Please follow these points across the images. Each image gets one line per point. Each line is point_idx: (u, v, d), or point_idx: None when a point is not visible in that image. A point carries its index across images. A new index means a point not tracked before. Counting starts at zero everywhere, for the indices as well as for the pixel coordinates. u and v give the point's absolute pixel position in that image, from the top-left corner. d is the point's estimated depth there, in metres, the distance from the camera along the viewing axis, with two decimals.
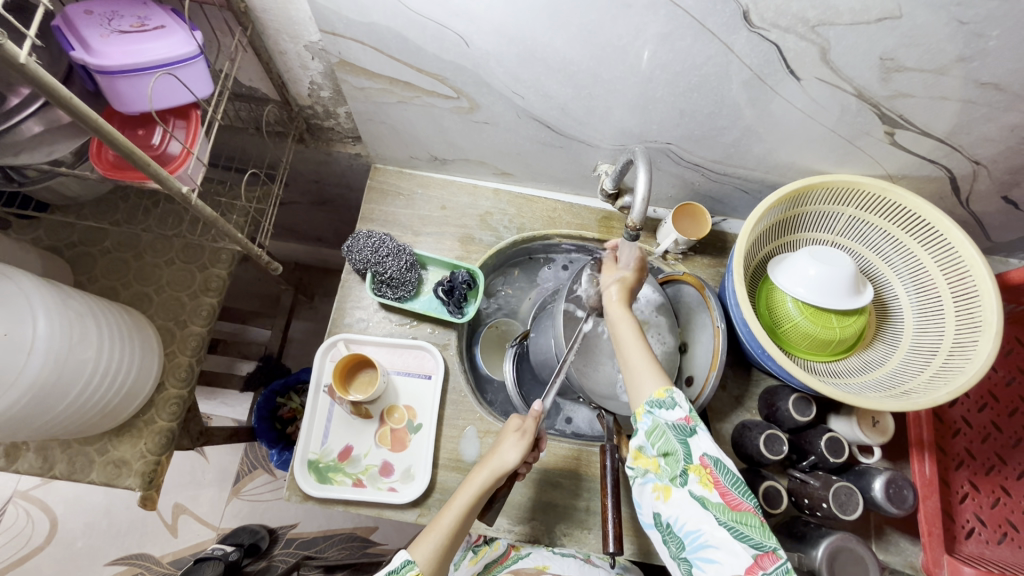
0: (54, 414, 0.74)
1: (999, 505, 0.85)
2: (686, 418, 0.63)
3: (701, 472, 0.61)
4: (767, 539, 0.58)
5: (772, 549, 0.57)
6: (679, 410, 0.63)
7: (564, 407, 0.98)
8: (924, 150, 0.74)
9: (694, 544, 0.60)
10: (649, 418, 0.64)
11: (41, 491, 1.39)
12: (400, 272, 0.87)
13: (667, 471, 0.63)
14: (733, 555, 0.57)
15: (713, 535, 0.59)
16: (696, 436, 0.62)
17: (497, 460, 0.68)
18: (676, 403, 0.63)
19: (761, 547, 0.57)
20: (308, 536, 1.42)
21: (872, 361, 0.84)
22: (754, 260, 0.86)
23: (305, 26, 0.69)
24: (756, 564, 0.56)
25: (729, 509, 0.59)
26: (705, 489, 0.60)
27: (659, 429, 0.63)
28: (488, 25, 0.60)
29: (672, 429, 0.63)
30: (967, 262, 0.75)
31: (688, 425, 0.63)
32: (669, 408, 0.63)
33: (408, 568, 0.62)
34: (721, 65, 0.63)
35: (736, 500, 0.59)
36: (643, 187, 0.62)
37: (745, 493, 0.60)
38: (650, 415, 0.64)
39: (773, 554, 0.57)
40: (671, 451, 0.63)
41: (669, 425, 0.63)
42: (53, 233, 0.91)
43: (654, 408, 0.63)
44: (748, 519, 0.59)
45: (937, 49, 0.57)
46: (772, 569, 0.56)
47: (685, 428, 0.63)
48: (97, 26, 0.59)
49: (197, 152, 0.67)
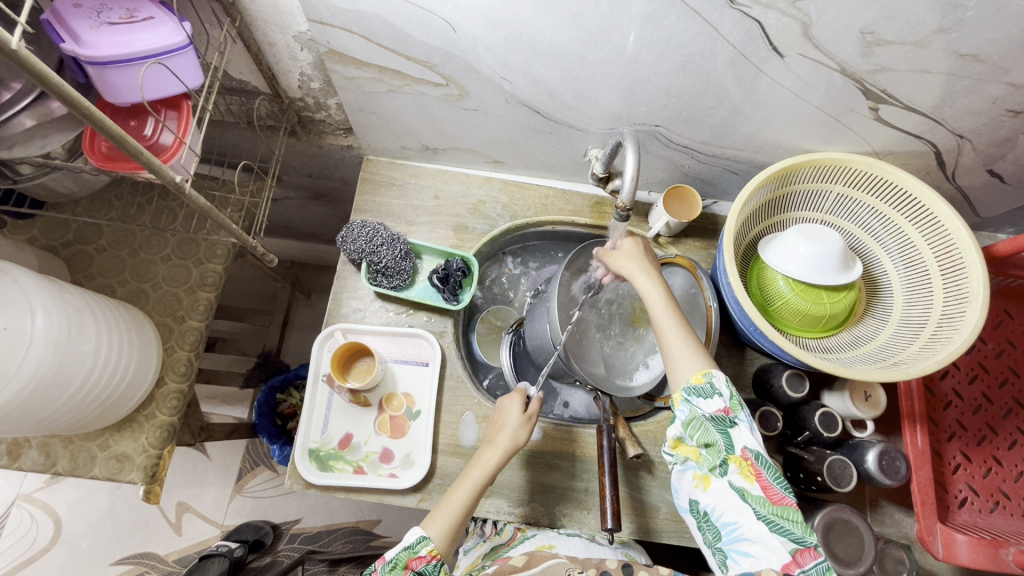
0: (54, 407, 0.74)
1: (990, 475, 0.86)
2: (724, 409, 0.62)
3: (742, 464, 0.60)
4: (808, 535, 0.57)
5: (813, 545, 0.56)
6: (719, 400, 0.62)
7: (560, 391, 0.99)
8: (909, 125, 0.75)
9: (730, 536, 0.59)
10: (687, 407, 0.63)
11: (44, 493, 1.40)
12: (395, 261, 0.87)
13: (708, 460, 0.62)
14: (770, 551, 0.56)
15: (751, 529, 0.58)
16: (737, 427, 0.61)
17: (504, 438, 0.70)
18: (714, 393, 0.62)
19: (802, 542, 0.56)
20: (312, 531, 1.43)
21: (862, 336, 0.85)
22: (745, 239, 0.87)
23: (293, 16, 0.70)
24: (794, 562, 0.55)
25: (770, 502, 0.58)
26: (746, 481, 0.59)
27: (697, 419, 0.62)
28: (475, 11, 0.61)
29: (710, 420, 0.62)
30: (953, 235, 0.76)
31: (728, 416, 0.62)
32: (708, 397, 0.62)
33: (424, 545, 0.62)
34: (705, 44, 0.63)
35: (778, 495, 0.58)
36: (631, 169, 0.63)
37: (787, 488, 0.59)
38: (687, 403, 0.63)
39: (814, 550, 0.56)
40: (712, 442, 0.62)
41: (707, 417, 0.62)
42: (49, 232, 0.92)
43: (692, 397, 0.63)
44: (790, 514, 0.57)
45: (916, 22, 0.58)
46: (811, 565, 0.56)
47: (725, 419, 0.62)
48: (86, 18, 0.60)
49: (189, 142, 0.68)
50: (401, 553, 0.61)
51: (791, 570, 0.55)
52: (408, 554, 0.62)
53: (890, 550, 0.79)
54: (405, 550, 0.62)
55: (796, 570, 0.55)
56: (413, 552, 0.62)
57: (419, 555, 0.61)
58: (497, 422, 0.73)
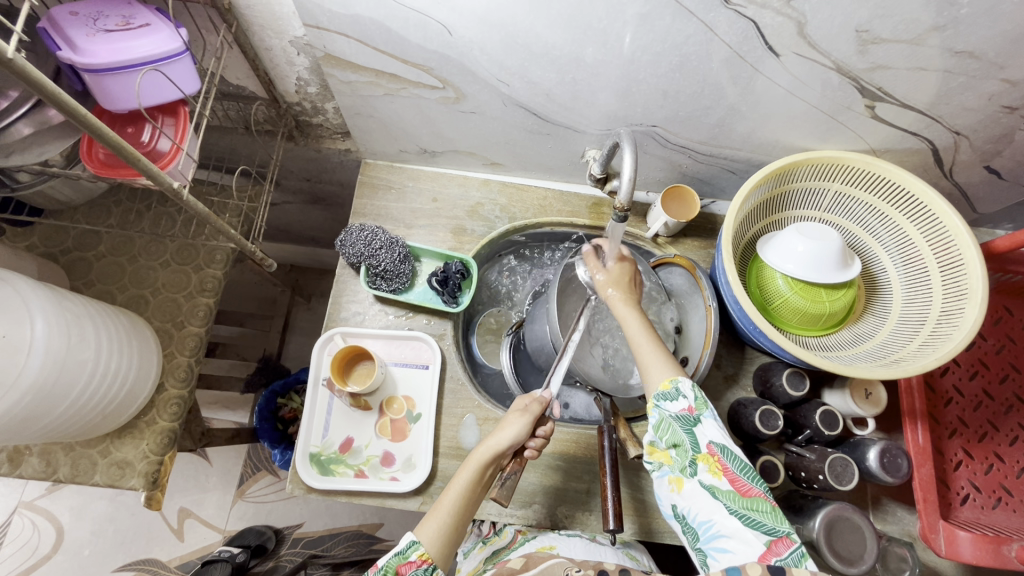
0: (53, 416, 0.74)
1: (992, 471, 0.86)
2: (689, 407, 0.62)
3: (710, 460, 0.61)
4: (780, 524, 0.57)
5: (786, 534, 0.56)
6: (683, 400, 0.63)
7: (560, 393, 0.96)
8: (905, 123, 0.75)
9: (708, 535, 0.59)
10: (657, 411, 0.64)
11: (46, 501, 1.40)
12: (394, 265, 0.87)
13: (678, 462, 0.62)
14: (746, 545, 0.56)
15: (725, 524, 0.58)
16: (701, 425, 0.62)
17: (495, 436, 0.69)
18: (679, 394, 0.63)
19: (774, 533, 0.56)
20: (314, 536, 1.43)
21: (862, 334, 0.85)
22: (743, 239, 0.87)
23: (289, 21, 0.70)
24: (770, 551, 0.55)
25: (739, 496, 0.59)
26: (714, 478, 0.60)
27: (665, 421, 0.63)
28: (471, 14, 0.61)
29: (676, 420, 0.62)
30: (951, 232, 0.76)
31: (692, 415, 0.62)
32: (673, 399, 0.63)
33: (414, 549, 0.61)
34: (701, 44, 0.63)
35: (745, 487, 0.59)
36: (629, 169, 0.63)
37: (754, 479, 0.59)
38: (656, 408, 0.64)
39: (788, 539, 0.56)
40: (679, 442, 0.62)
41: (674, 417, 0.62)
42: (47, 239, 0.92)
43: (660, 402, 0.64)
44: (759, 506, 0.58)
45: (910, 20, 0.58)
46: (787, 554, 0.55)
47: (689, 418, 0.62)
48: (83, 26, 0.60)
49: (187, 148, 0.68)
50: (392, 559, 0.60)
51: (767, 561, 0.55)
52: (398, 560, 0.61)
53: (893, 547, 0.80)
54: (396, 556, 0.61)
55: (774, 558, 0.55)
56: (403, 558, 0.61)
57: (409, 560, 0.61)
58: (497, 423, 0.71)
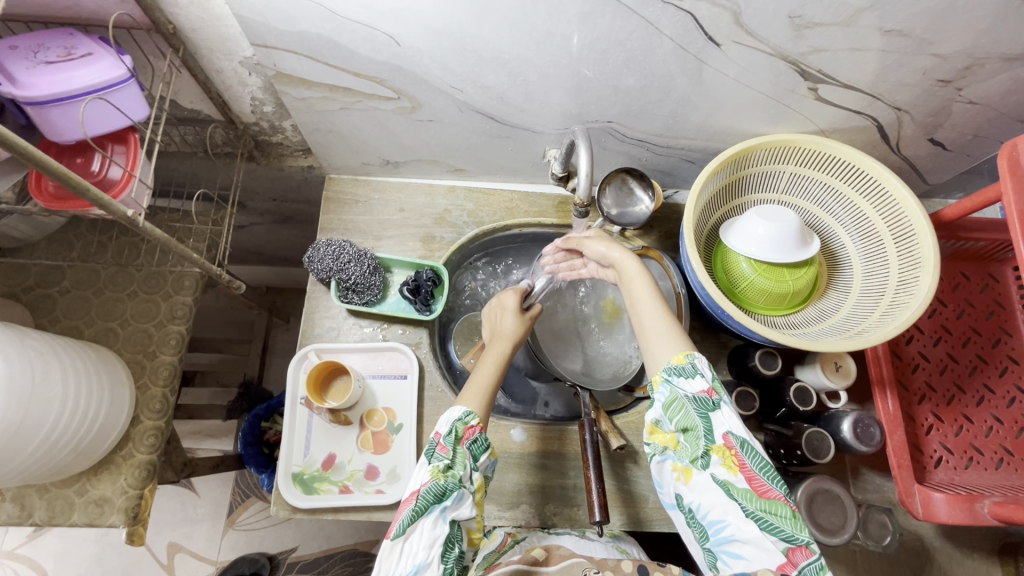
0: (21, 458, 0.73)
1: (962, 432, 0.88)
2: (707, 390, 0.62)
3: (725, 454, 0.60)
4: (799, 532, 0.56)
5: (806, 543, 0.56)
6: (701, 379, 0.62)
7: (540, 393, 1.03)
8: (848, 102, 0.78)
9: (719, 537, 0.59)
10: (667, 388, 0.63)
11: (28, 548, 1.36)
12: (365, 277, 0.87)
13: (688, 450, 0.62)
14: (763, 552, 0.56)
15: (741, 529, 0.57)
16: (718, 411, 0.61)
17: (506, 338, 0.75)
18: (696, 373, 0.63)
19: (794, 541, 0.56)
20: (308, 559, 1.41)
21: (827, 309, 0.87)
22: (706, 226, 0.89)
23: (236, 42, 0.70)
24: (789, 562, 0.55)
25: (757, 496, 0.58)
26: (729, 473, 0.59)
27: (678, 400, 0.62)
28: (416, 22, 0.61)
29: (692, 402, 0.61)
30: (902, 204, 0.78)
31: (710, 399, 0.61)
32: (689, 377, 0.62)
33: (473, 417, 0.64)
34: (644, 39, 0.65)
35: (764, 487, 0.58)
36: (585, 166, 0.66)
37: (773, 481, 0.58)
38: (667, 384, 0.63)
39: (807, 549, 0.56)
40: (691, 426, 0.62)
41: (689, 398, 0.61)
42: (7, 279, 0.90)
43: (672, 376, 0.63)
44: (778, 510, 0.57)
45: (840, 3, 0.60)
46: (805, 564, 0.55)
47: (708, 401, 0.61)
48: (23, 59, 0.60)
49: (139, 174, 0.68)
50: (456, 424, 0.63)
51: (786, 571, 0.55)
52: (461, 425, 0.63)
53: (873, 514, 0.82)
54: (458, 421, 0.63)
55: (791, 570, 0.55)
56: (466, 423, 0.64)
57: (471, 425, 0.64)
58: (496, 326, 0.78)
